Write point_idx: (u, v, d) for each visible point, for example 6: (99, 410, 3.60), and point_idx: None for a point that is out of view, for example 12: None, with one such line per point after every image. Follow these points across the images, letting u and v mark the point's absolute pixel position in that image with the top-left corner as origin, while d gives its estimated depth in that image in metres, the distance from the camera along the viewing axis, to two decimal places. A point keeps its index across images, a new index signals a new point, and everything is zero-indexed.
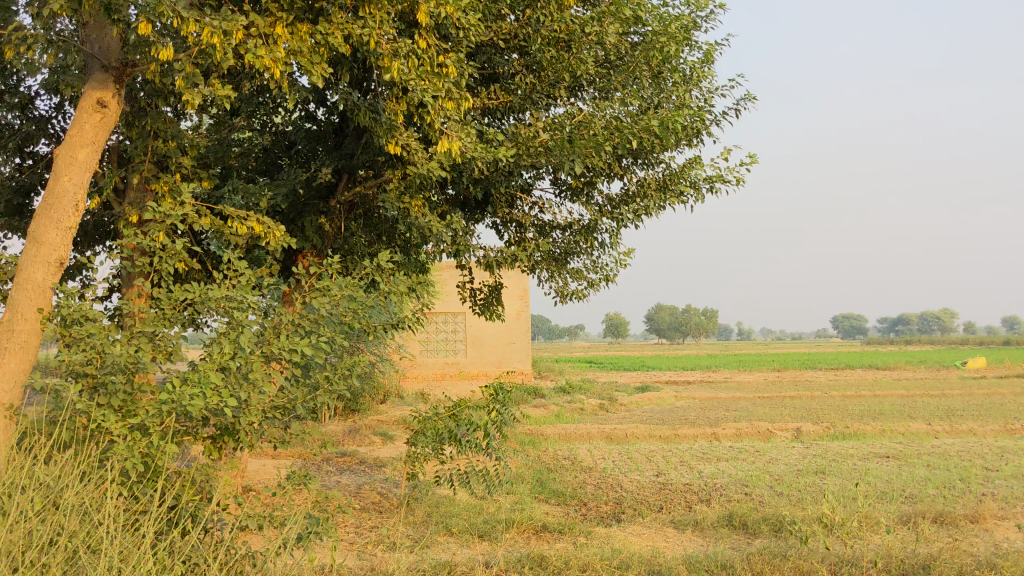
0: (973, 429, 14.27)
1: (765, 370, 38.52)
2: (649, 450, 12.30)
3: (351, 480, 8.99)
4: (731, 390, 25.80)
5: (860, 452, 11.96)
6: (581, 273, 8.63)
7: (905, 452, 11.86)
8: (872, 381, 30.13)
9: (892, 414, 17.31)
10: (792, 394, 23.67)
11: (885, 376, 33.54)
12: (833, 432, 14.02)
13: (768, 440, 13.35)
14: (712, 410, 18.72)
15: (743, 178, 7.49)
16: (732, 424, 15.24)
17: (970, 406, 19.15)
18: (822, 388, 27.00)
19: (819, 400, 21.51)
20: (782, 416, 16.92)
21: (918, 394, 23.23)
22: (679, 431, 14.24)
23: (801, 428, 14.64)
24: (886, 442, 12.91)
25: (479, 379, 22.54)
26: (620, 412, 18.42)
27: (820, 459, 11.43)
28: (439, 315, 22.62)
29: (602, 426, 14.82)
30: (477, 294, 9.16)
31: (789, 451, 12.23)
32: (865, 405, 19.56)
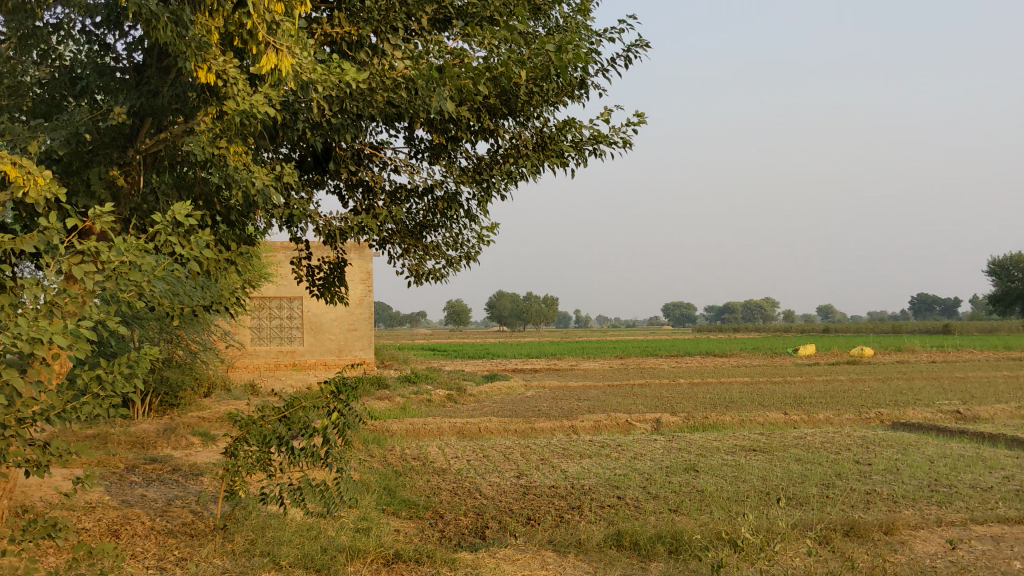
0: (829, 418, 14.01)
1: (608, 357, 38.41)
2: (506, 446, 11.26)
3: (159, 494, 7.51)
4: (579, 378, 25.25)
5: (725, 444, 11.33)
6: (438, 251, 7.46)
7: (770, 444, 11.31)
8: (713, 368, 30.39)
9: (744, 402, 17.00)
10: (640, 382, 23.29)
11: (725, 363, 33.94)
12: (693, 422, 13.40)
13: (628, 433, 12.57)
14: (564, 399, 17.94)
15: (630, 141, 6.45)
16: (588, 415, 14.43)
17: (817, 394, 19.17)
18: (668, 375, 26.84)
19: (668, 388, 21.15)
20: (637, 405, 16.28)
21: (763, 381, 23.36)
22: (534, 423, 13.29)
23: (659, 417, 13.97)
24: (749, 433, 12.36)
25: (317, 368, 21.08)
26: (468, 403, 17.35)
27: (686, 453, 10.70)
28: (273, 299, 20.81)
29: (452, 419, 13.68)
30: (315, 273, 7.80)
31: (652, 444, 11.47)
32: (716, 393, 19.27)
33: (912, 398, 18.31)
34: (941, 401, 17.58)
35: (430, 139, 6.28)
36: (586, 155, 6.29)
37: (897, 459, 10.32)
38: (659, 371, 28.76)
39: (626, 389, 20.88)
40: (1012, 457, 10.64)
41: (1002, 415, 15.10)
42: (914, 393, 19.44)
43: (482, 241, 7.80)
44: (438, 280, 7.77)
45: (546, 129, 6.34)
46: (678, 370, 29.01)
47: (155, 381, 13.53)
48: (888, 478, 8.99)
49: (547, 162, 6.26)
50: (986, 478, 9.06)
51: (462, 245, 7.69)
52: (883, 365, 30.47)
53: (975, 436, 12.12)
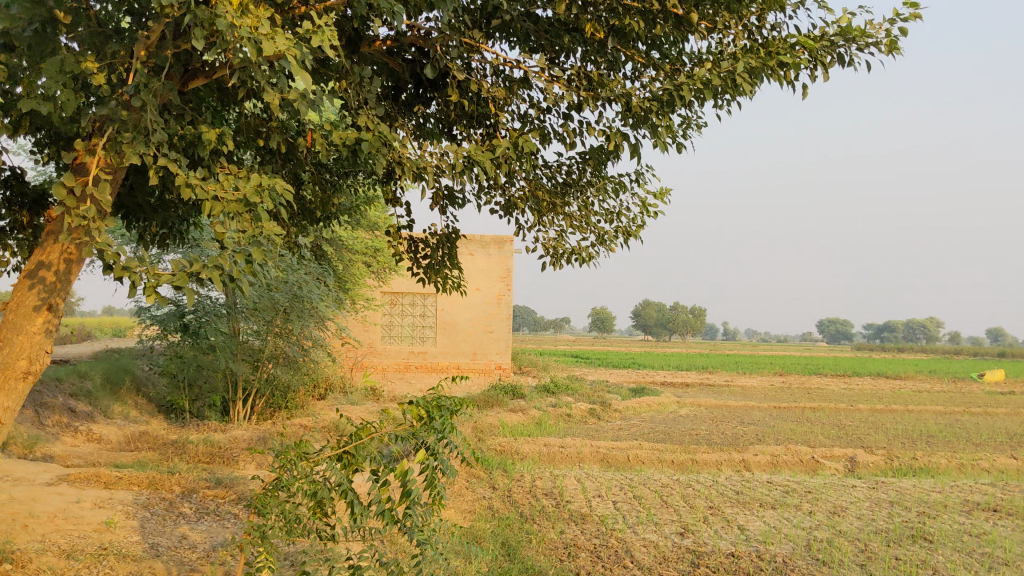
0: None
1: (766, 374, 35.10)
2: (664, 485, 8.95)
3: (204, 538, 5.65)
4: (739, 397, 22.49)
5: (951, 500, 8.64)
6: (587, 224, 5.34)
7: (1013, 503, 8.53)
8: (891, 392, 26.74)
9: (950, 438, 13.99)
10: (812, 405, 20.39)
11: (904, 386, 30.23)
12: (899, 464, 10.67)
13: (815, 475, 10.04)
14: (724, 423, 15.42)
15: (901, 44, 4.04)
16: (760, 446, 11.89)
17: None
18: (842, 397, 23.69)
19: (846, 415, 18.22)
20: (816, 436, 13.61)
21: (957, 412, 20.00)
22: (695, 453, 10.90)
23: (851, 454, 11.28)
24: (977, 485, 9.59)
25: (449, 371, 19.28)
26: (614, 420, 15.10)
27: (903, 510, 8.09)
28: (406, 295, 19.19)
29: (595, 442, 11.45)
30: (418, 250, 5.78)
31: (851, 493, 8.90)
32: (909, 425, 16.24)
33: None
34: None
35: (584, 40, 4.13)
36: (831, 60, 3.90)
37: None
38: (828, 393, 25.51)
39: (795, 414, 18.06)
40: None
41: None
42: None
43: (647, 213, 5.65)
44: (584, 263, 5.64)
45: (766, 22, 3.99)
46: (848, 393, 25.71)
47: (260, 380, 11.93)
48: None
49: (773, 70, 3.85)
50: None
51: (619, 217, 5.56)
52: None
53: None
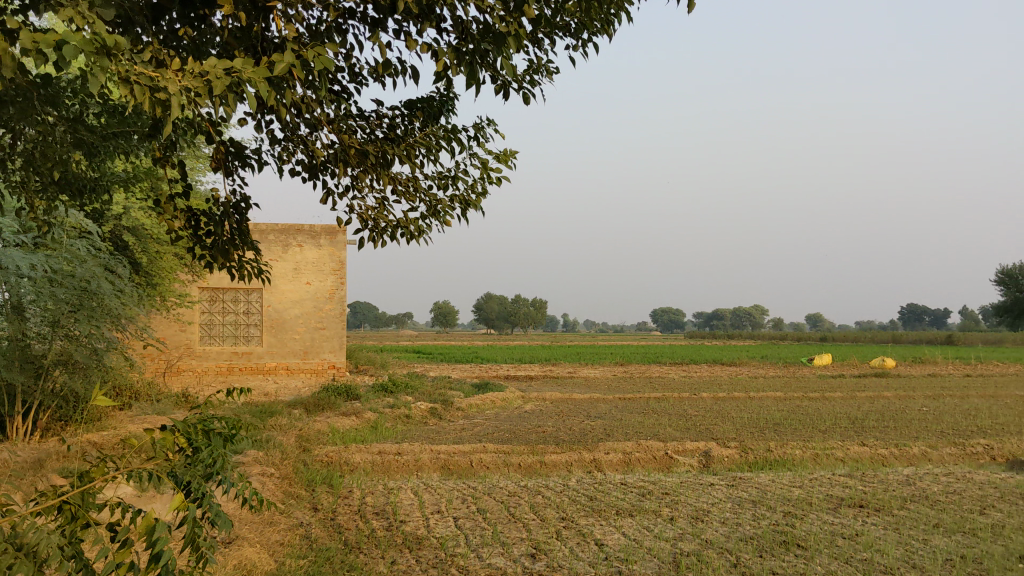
0: (924, 452, 10.78)
1: (611, 365, 35.00)
2: (511, 494, 8.00)
3: None
4: (586, 389, 21.98)
5: (813, 495, 8.08)
6: (416, 191, 4.30)
7: (876, 496, 8.05)
8: (730, 379, 26.94)
9: (796, 425, 13.75)
10: (657, 395, 20.08)
11: (741, 373, 30.71)
12: (753, 457, 10.14)
13: (670, 472, 9.34)
14: (571, 418, 14.69)
15: None
16: (610, 443, 11.17)
17: (874, 415, 15.93)
18: (685, 386, 23.59)
19: (692, 404, 17.93)
20: (665, 429, 13.04)
21: (796, 397, 20.12)
22: (543, 454, 10.04)
23: (705, 447, 10.71)
24: (835, 477, 9.12)
25: (278, 373, 17.80)
26: (457, 420, 14.11)
27: (767, 511, 7.43)
28: (228, 291, 17.51)
29: (435, 446, 10.42)
30: (201, 227, 4.57)
31: (711, 493, 8.20)
32: (754, 413, 16.02)
33: (993, 423, 15.08)
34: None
35: None
36: None
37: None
38: (671, 382, 25.43)
39: (640, 405, 17.60)
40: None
41: None
42: (990, 416, 16.23)
43: (488, 177, 4.68)
44: (413, 239, 4.59)
45: None
46: (688, 381, 25.73)
47: (44, 392, 10.23)
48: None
49: None
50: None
51: (455, 182, 4.56)
52: (919, 379, 27.31)
53: None
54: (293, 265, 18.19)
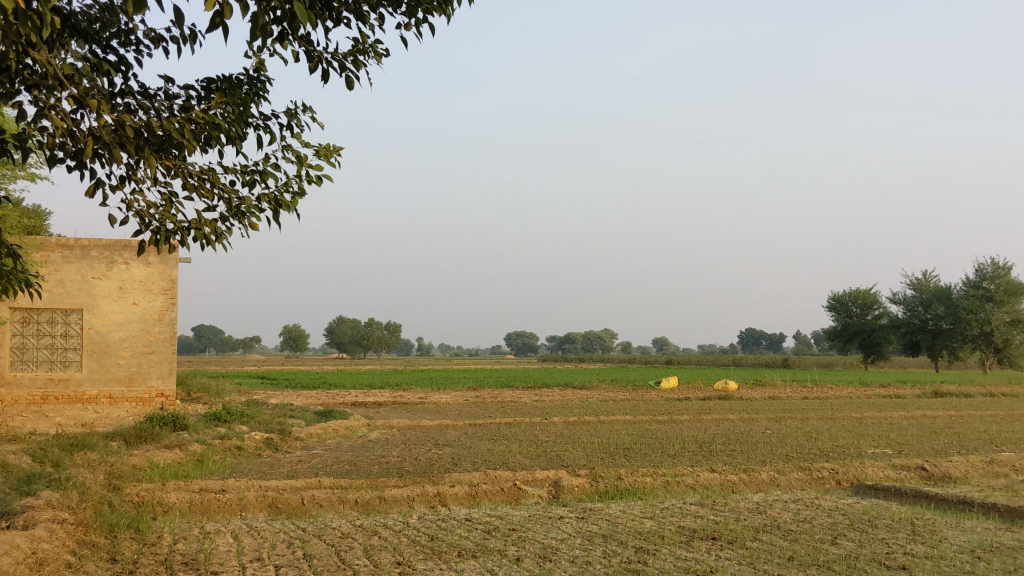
0: (771, 477, 10.65)
1: (464, 389, 34.44)
2: (343, 536, 7.24)
3: None
4: (436, 415, 21.29)
5: (665, 528, 7.68)
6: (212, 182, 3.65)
7: (729, 527, 7.72)
8: (582, 403, 26.84)
9: (647, 451, 13.51)
10: (508, 420, 19.61)
11: (592, 396, 30.76)
12: (604, 487, 9.73)
13: (518, 506, 8.80)
14: (418, 447, 13.99)
15: None
16: (456, 474, 10.54)
17: (722, 439, 15.94)
18: (537, 411, 23.27)
19: (543, 429, 17.54)
20: (514, 457, 12.53)
21: (646, 420, 20.06)
22: (383, 488, 9.31)
23: (554, 477, 10.24)
24: (686, 506, 8.78)
25: (98, 402, 16.32)
26: (294, 451, 13.18)
27: (618, 547, 6.96)
28: (42, 311, 15.97)
29: (264, 482, 9.53)
30: None
31: (560, 527, 7.67)
32: (605, 438, 15.75)
33: (834, 445, 15.31)
34: (871, 450, 14.63)
35: None
36: None
37: (939, 547, 6.89)
38: (522, 406, 25.10)
39: (489, 431, 17.08)
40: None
41: (971, 471, 11.72)
42: (829, 439, 16.52)
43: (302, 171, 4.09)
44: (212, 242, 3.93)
45: None
46: (538, 405, 25.43)
47: None
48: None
49: None
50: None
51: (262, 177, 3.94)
52: (761, 401, 28.01)
53: (985, 506, 8.72)
54: (118, 284, 16.79)
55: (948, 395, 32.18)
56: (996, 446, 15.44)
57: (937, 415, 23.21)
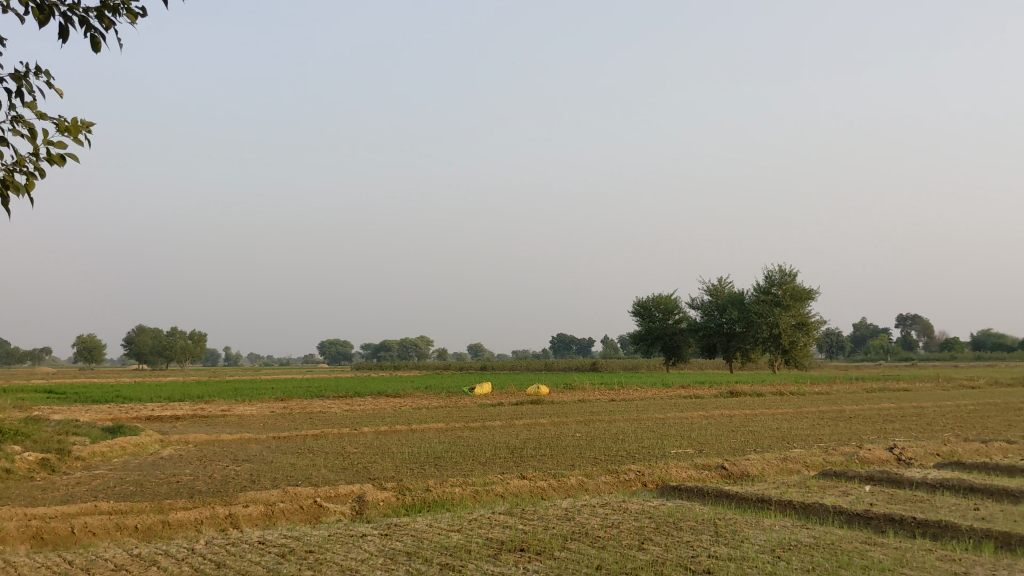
0: (580, 482, 10.58)
1: (271, 400, 33.12)
2: (115, 569, 6.48)
3: None
4: (238, 428, 20.21)
5: (473, 541, 7.34)
6: None
7: (537, 537, 7.50)
8: (393, 411, 26.30)
9: (457, 459, 13.23)
10: (315, 431, 18.85)
11: (404, 404, 30.27)
12: (410, 499, 9.32)
13: (318, 525, 8.25)
14: (214, 464, 13.11)
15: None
16: (253, 492, 9.85)
17: (531, 444, 15.90)
18: (347, 421, 22.59)
19: (351, 440, 16.95)
20: (318, 471, 11.93)
21: (457, 428, 19.81)
22: (169, 511, 8.52)
23: (358, 491, 9.74)
24: (494, 516, 8.51)
25: None
26: (72, 474, 12.02)
27: (422, 565, 6.57)
28: None
29: (30, 511, 8.52)
30: None
31: (361, 546, 7.20)
32: (415, 447, 15.37)
33: (639, 447, 15.57)
34: (674, 450, 14.96)
35: None
36: None
37: (741, 548, 6.92)
38: (331, 416, 24.32)
39: (293, 444, 16.29)
40: (875, 529, 7.71)
41: (767, 468, 12.12)
42: (634, 440, 16.81)
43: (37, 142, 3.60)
44: None
45: None
46: (347, 415, 24.68)
47: None
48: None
49: None
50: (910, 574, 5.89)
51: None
52: (569, 405, 28.44)
53: (781, 504, 8.94)
54: None
55: (743, 394, 33.88)
56: (787, 443, 16.17)
57: (733, 414, 24.25)
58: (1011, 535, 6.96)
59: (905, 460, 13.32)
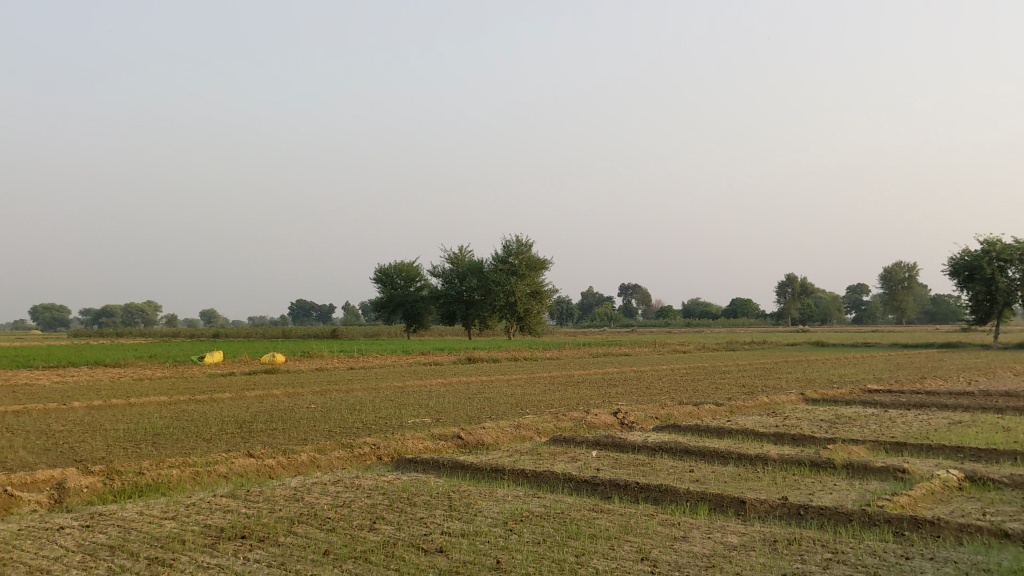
0: (311, 458, 10.15)
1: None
2: None
3: None
4: None
5: (188, 530, 6.74)
6: None
7: (261, 522, 7.02)
8: (110, 383, 24.37)
9: (178, 436, 12.33)
10: (16, 407, 17.01)
11: (124, 375, 28.19)
12: (119, 484, 8.49)
13: (6, 518, 7.28)
14: None
15: None
16: None
17: (261, 416, 15.18)
18: (55, 395, 20.64)
19: (57, 416, 15.42)
20: (13, 455, 10.65)
21: (182, 400, 18.64)
22: None
23: (58, 477, 8.74)
24: (215, 499, 7.91)
25: None
26: None
27: (127, 561, 5.92)
28: None
29: None
30: None
31: (57, 542, 6.40)
32: (131, 423, 14.20)
33: (375, 417, 15.29)
34: (409, 420, 14.83)
35: None
36: None
37: (473, 522, 6.83)
38: (36, 390, 22.12)
39: None
40: (601, 496, 7.90)
41: (501, 437, 12.25)
42: (371, 411, 16.52)
43: None
44: None
45: None
46: (56, 388, 22.51)
47: None
48: (505, 564, 5.48)
49: None
50: (633, 541, 6.02)
51: None
52: (306, 374, 27.67)
53: (513, 473, 8.98)
54: None
55: (479, 361, 34.58)
56: (520, 410, 16.52)
57: (470, 381, 24.60)
58: (723, 496, 7.33)
59: (629, 425, 13.97)
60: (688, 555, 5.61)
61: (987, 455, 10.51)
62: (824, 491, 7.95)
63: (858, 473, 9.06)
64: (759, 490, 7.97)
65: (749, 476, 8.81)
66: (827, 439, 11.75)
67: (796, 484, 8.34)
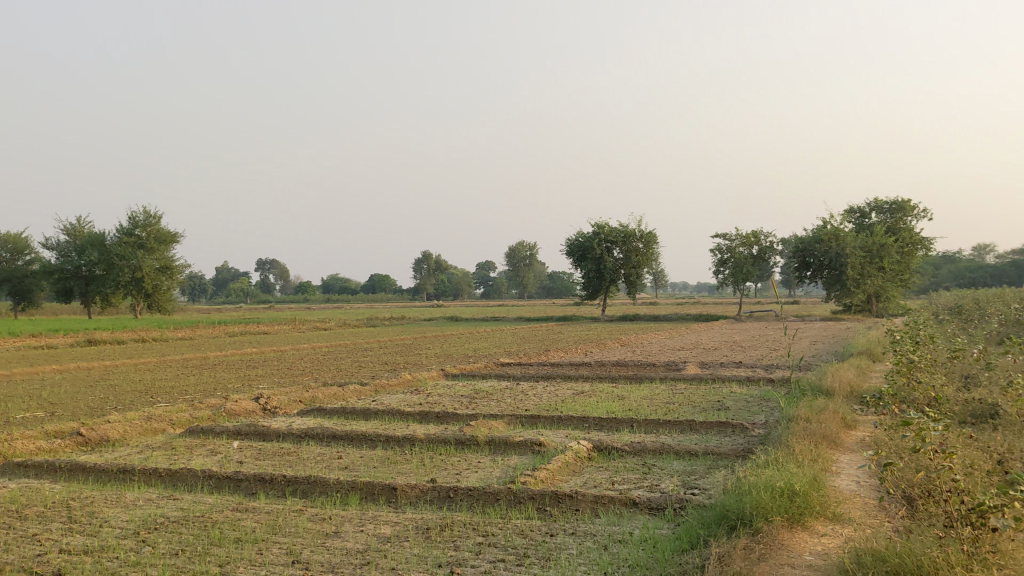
0: None
1: None
2: None
3: None
4: None
5: None
6: None
7: None
8: None
9: None
10: None
11: None
12: None
13: None
14: None
15: None
16: None
17: None
18: None
19: None
20: None
21: None
22: None
23: None
24: None
25: None
26: None
27: None
28: None
29: None
30: None
31: None
32: None
33: None
34: (16, 415, 13.08)
35: None
36: None
37: (99, 535, 6.06)
38: None
39: None
40: (245, 493, 7.41)
41: (128, 431, 11.17)
42: None
43: None
44: None
45: None
46: None
47: None
48: None
49: None
50: (282, 542, 5.66)
51: None
52: None
53: (145, 473, 8.16)
54: None
55: (100, 342, 31.69)
56: (150, 398, 15.27)
57: (89, 367, 22.39)
58: (373, 484, 7.17)
59: (271, 410, 13.43)
60: (341, 553, 5.37)
61: (609, 423, 11.39)
62: (470, 470, 8.09)
63: (499, 448, 9.37)
64: (408, 474, 7.92)
65: (397, 460, 8.75)
66: (468, 415, 12.08)
67: (443, 465, 8.42)
